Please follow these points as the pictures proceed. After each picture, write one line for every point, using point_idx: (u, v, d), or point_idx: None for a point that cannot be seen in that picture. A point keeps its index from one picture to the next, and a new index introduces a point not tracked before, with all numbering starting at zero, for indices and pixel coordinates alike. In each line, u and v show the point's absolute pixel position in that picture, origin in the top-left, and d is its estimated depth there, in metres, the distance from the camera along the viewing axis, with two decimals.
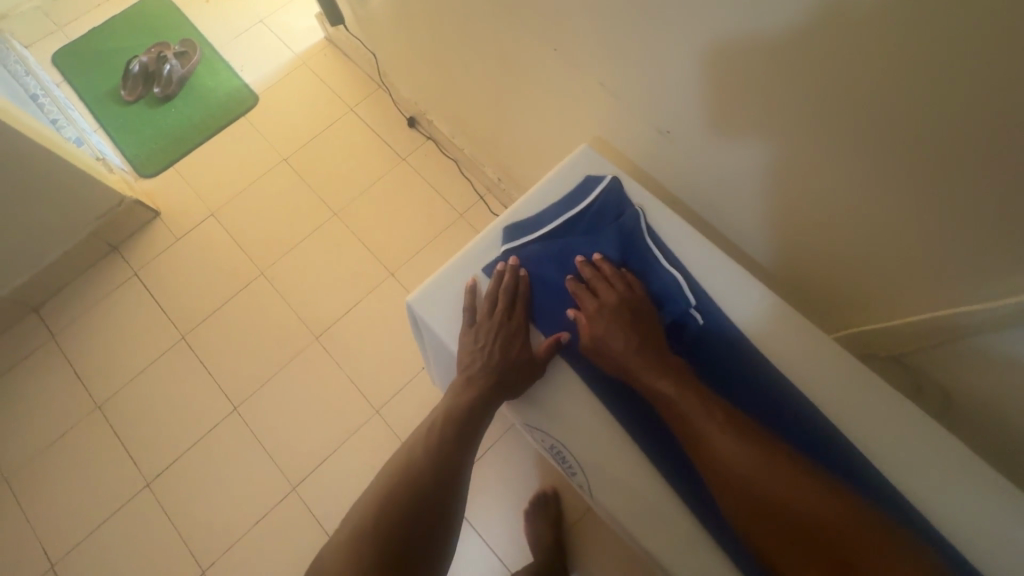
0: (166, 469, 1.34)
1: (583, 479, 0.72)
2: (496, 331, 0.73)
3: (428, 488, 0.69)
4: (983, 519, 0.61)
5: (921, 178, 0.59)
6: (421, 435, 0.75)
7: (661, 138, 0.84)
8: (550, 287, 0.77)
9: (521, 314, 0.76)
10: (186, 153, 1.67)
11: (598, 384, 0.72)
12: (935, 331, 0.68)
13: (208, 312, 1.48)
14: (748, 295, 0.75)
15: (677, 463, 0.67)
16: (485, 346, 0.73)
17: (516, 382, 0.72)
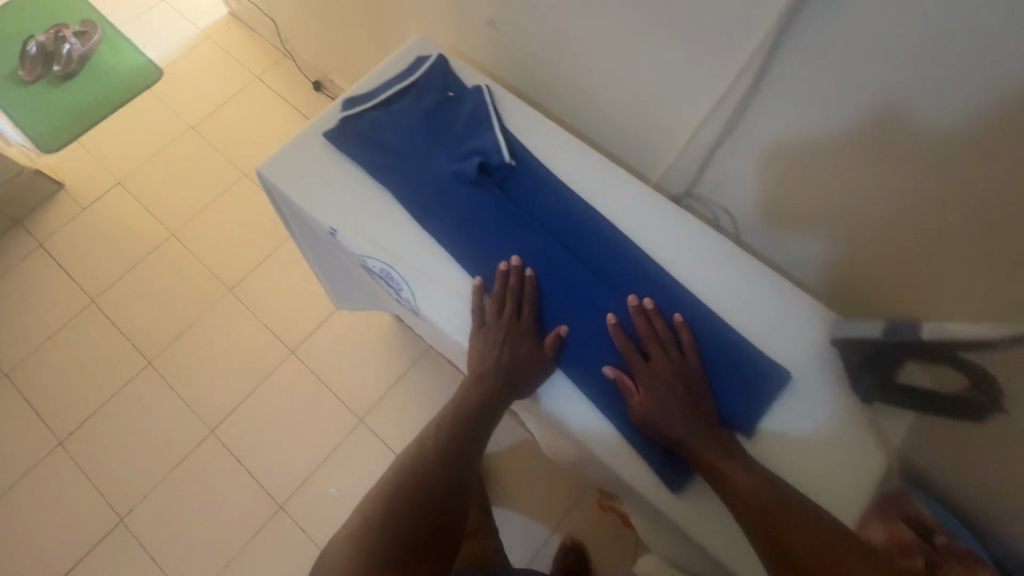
0: (79, 427, 1.34)
1: (408, 294, 0.69)
2: (512, 336, 0.65)
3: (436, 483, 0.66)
4: (767, 308, 0.67)
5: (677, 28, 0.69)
6: (432, 430, 0.72)
7: (488, 30, 0.89)
8: (420, 147, 0.71)
9: (529, 313, 0.66)
10: (89, 127, 1.68)
11: (443, 226, 0.69)
12: (706, 152, 0.79)
13: (118, 276, 1.49)
14: (566, 147, 0.74)
15: (508, 292, 0.66)
16: (495, 348, 0.65)
17: (527, 380, 0.64)
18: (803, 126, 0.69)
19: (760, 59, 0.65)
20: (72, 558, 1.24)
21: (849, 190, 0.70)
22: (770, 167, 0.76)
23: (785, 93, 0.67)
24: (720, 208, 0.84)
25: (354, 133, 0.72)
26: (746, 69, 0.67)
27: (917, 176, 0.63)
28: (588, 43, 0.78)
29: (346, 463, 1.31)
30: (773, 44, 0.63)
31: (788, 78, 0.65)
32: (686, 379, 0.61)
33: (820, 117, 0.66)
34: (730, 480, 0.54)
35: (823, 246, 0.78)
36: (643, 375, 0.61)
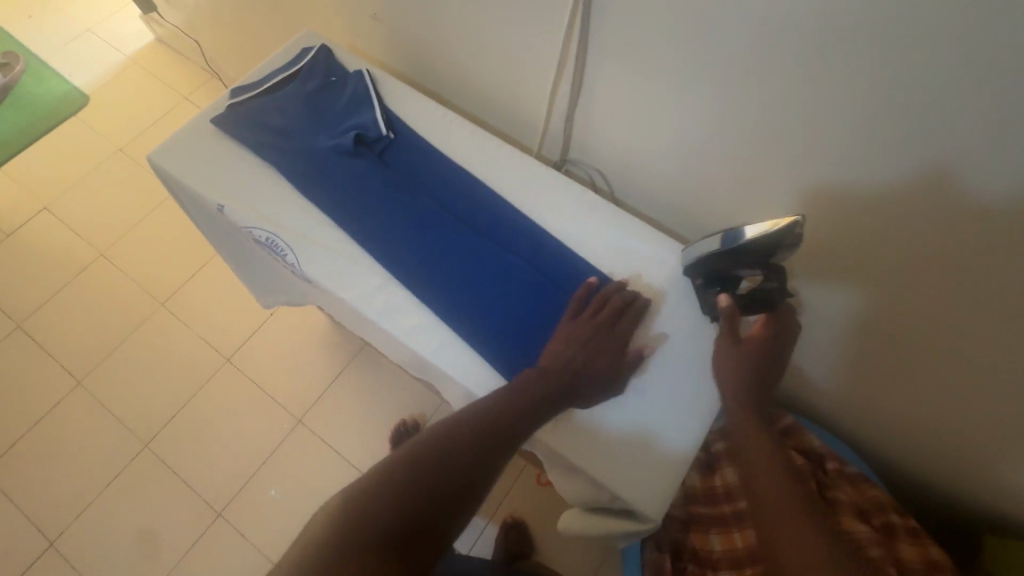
0: (4, 454, 1.31)
1: (292, 258, 0.71)
2: (595, 337, 0.64)
3: (462, 484, 0.51)
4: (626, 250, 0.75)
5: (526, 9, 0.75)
6: (474, 407, 0.58)
7: (375, 24, 0.95)
8: (303, 125, 0.76)
9: (618, 331, 0.66)
10: (12, 155, 1.67)
11: (323, 195, 0.72)
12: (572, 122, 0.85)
13: (45, 299, 1.48)
14: (441, 120, 0.81)
15: (386, 251, 0.70)
16: (575, 348, 0.63)
17: (587, 389, 0.62)
18: (632, 85, 0.74)
19: (579, 27, 0.71)
20: None
21: (685, 140, 0.76)
22: (628, 132, 0.81)
23: (608, 56, 0.73)
24: (596, 172, 0.90)
25: (240, 116, 0.76)
26: (572, 35, 0.73)
27: (727, 123, 0.70)
28: (456, 27, 0.85)
29: (285, 465, 1.31)
30: (582, 11, 0.69)
31: (605, 42, 0.72)
32: (781, 357, 0.65)
33: (641, 75, 0.72)
34: (775, 479, 0.57)
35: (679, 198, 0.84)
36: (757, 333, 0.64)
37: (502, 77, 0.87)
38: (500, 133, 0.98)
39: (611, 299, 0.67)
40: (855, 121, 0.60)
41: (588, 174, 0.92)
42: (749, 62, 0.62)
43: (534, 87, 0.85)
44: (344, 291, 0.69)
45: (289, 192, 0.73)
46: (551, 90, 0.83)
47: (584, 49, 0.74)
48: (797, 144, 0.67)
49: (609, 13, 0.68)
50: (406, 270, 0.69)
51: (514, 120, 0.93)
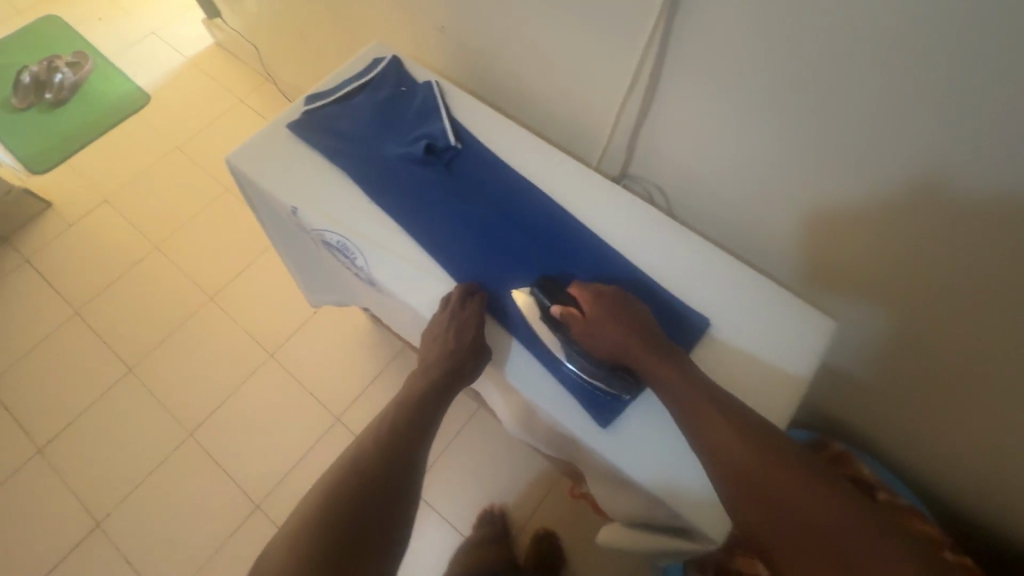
0: (58, 435, 1.37)
1: (361, 262, 0.73)
2: (455, 319, 0.68)
3: (380, 484, 0.57)
4: (688, 268, 0.75)
5: (597, 29, 0.76)
6: (381, 421, 0.65)
7: (442, 37, 0.98)
8: (374, 134, 0.78)
9: (471, 305, 0.69)
10: (77, 149, 1.75)
11: (393, 202, 0.74)
12: (634, 139, 0.86)
13: (101, 288, 1.54)
14: (508, 133, 0.82)
15: (452, 259, 0.72)
16: (439, 332, 0.68)
17: (474, 363, 0.67)
18: (704, 105, 0.74)
19: (655, 46, 0.71)
20: (46, 564, 1.24)
21: (751, 162, 0.76)
22: (691, 151, 0.81)
23: (682, 76, 0.72)
24: (655, 188, 0.91)
25: (314, 123, 0.80)
26: (646, 53, 0.73)
27: (803, 148, 0.69)
28: (524, 41, 0.86)
29: (323, 461, 1.33)
30: (661, 32, 0.69)
31: (680, 63, 0.71)
32: (619, 304, 0.65)
33: (715, 96, 0.72)
34: (719, 434, 0.56)
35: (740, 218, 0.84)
36: (588, 306, 0.65)
37: (565, 91, 0.89)
38: (557, 145, 1.00)
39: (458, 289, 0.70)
40: (945, 153, 0.58)
41: (648, 189, 0.92)
42: (834, 89, 0.61)
43: (596, 103, 0.86)
44: (409, 297, 0.71)
45: (359, 196, 0.76)
46: (615, 107, 0.83)
47: (657, 68, 0.74)
48: (877, 173, 0.65)
49: (683, 35, 0.69)
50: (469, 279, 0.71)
51: (573, 133, 0.94)
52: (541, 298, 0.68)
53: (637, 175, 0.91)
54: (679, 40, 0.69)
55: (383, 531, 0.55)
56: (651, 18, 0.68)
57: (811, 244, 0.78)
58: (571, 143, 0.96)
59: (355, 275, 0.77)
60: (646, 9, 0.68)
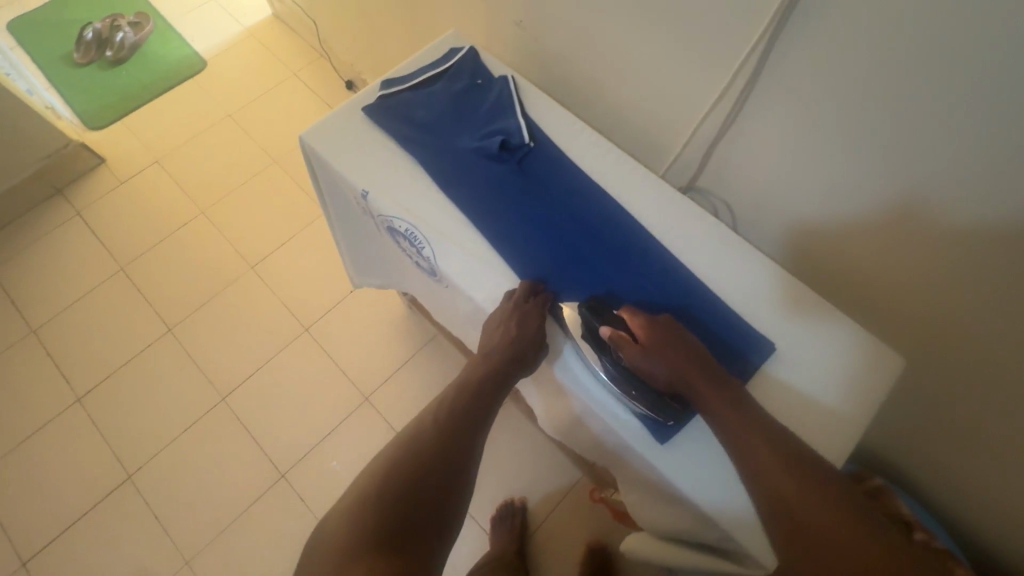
0: (97, 386, 1.41)
1: (427, 252, 0.73)
2: (518, 310, 0.68)
3: (438, 464, 0.59)
4: (757, 289, 0.72)
5: (685, 39, 0.74)
6: (438, 403, 0.67)
7: (517, 30, 0.97)
8: (449, 125, 0.78)
9: (535, 300, 0.69)
10: (132, 109, 1.78)
11: (464, 195, 0.74)
12: (705, 152, 0.84)
13: (147, 248, 1.57)
14: (581, 135, 0.81)
15: (519, 259, 0.72)
16: (501, 322, 0.68)
17: (532, 355, 0.68)
18: (795, 126, 0.72)
19: (752, 62, 0.69)
20: (79, 510, 1.29)
21: (830, 187, 0.74)
22: (765, 170, 0.79)
23: (776, 94, 0.71)
24: (720, 202, 0.89)
25: (390, 108, 0.80)
26: (741, 68, 0.71)
27: (895, 182, 0.66)
28: (607, 44, 0.85)
29: (349, 439, 1.36)
30: (762, 48, 0.67)
31: (777, 81, 0.69)
32: (672, 330, 0.64)
33: (809, 118, 0.69)
34: (761, 464, 0.54)
35: (809, 242, 0.82)
36: (640, 332, 0.64)
37: (639, 98, 0.87)
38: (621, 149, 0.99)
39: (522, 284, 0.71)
40: None
41: (714, 204, 0.90)
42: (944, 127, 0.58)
43: (671, 113, 0.84)
44: (475, 292, 0.71)
45: (430, 187, 0.76)
46: (690, 117, 0.82)
47: (750, 84, 0.72)
48: (972, 218, 0.62)
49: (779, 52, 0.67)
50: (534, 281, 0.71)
51: (641, 139, 0.93)
52: (591, 321, 0.67)
53: (703, 188, 0.90)
54: (780, 58, 0.67)
55: (441, 510, 0.57)
56: (754, 33, 0.67)
57: (882, 280, 0.76)
58: (636, 148, 0.95)
59: (417, 263, 0.77)
60: (749, 23, 0.66)
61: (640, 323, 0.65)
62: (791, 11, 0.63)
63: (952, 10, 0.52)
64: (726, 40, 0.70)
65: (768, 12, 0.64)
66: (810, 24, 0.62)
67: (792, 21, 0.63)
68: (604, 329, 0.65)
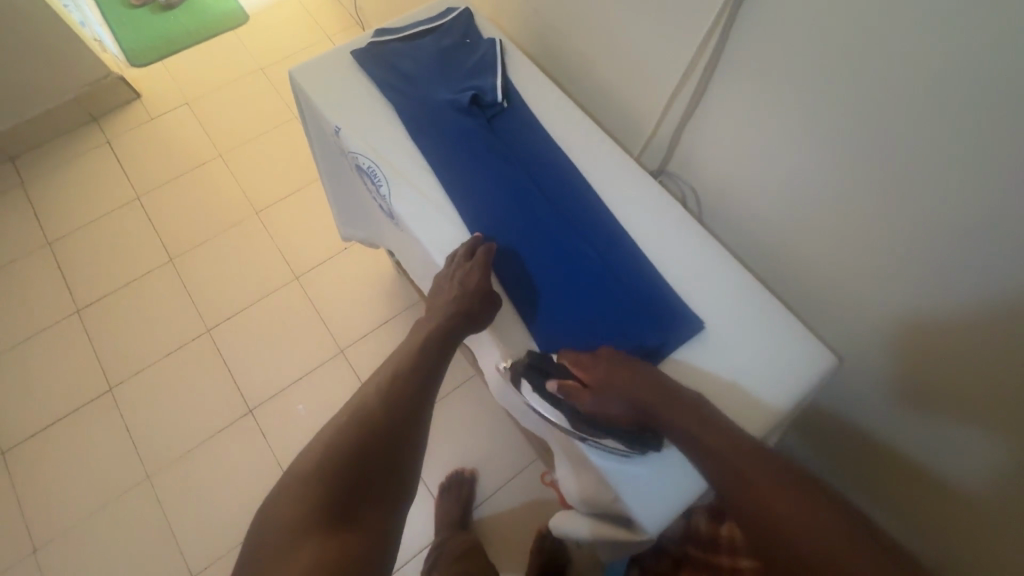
0: (96, 301, 1.49)
1: (385, 189, 0.76)
2: (463, 276, 0.69)
3: (389, 433, 0.62)
4: (701, 271, 0.74)
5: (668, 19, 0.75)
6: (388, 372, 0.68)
7: (520, 2, 0.99)
8: (428, 76, 0.81)
9: (480, 259, 0.70)
10: (174, 52, 1.88)
11: (429, 141, 0.77)
12: (679, 138, 0.85)
13: (164, 181, 1.66)
14: (556, 103, 0.83)
15: (471, 208, 0.74)
16: (448, 288, 0.69)
17: (478, 314, 0.69)
18: (754, 106, 0.72)
19: (716, 37, 0.70)
20: (60, 411, 1.36)
21: (789, 181, 0.74)
22: (731, 161, 0.80)
23: (740, 76, 0.71)
24: (690, 192, 0.90)
25: (376, 53, 0.83)
26: (707, 44, 0.72)
27: (842, 170, 0.67)
28: (594, 16, 0.87)
29: (319, 387, 1.39)
30: (725, 22, 0.68)
31: (739, 58, 0.70)
32: (615, 361, 0.64)
33: (765, 98, 0.70)
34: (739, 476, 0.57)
35: (768, 235, 0.82)
36: (588, 373, 0.63)
37: (625, 78, 0.89)
38: (606, 131, 1.00)
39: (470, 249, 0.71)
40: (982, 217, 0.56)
41: (683, 190, 0.91)
42: (885, 110, 0.59)
43: (652, 95, 0.85)
44: (421, 232, 0.74)
45: (399, 130, 0.78)
46: (667, 100, 0.83)
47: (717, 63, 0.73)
48: (912, 219, 0.62)
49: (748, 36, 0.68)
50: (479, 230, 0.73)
51: (623, 121, 0.94)
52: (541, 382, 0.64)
53: (676, 175, 0.91)
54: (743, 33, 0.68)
55: (391, 474, 0.60)
56: (718, 6, 0.68)
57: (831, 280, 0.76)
58: (619, 130, 0.96)
59: (378, 200, 0.80)
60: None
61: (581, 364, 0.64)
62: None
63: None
64: (703, 21, 0.71)
65: None
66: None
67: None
68: (551, 383, 0.63)
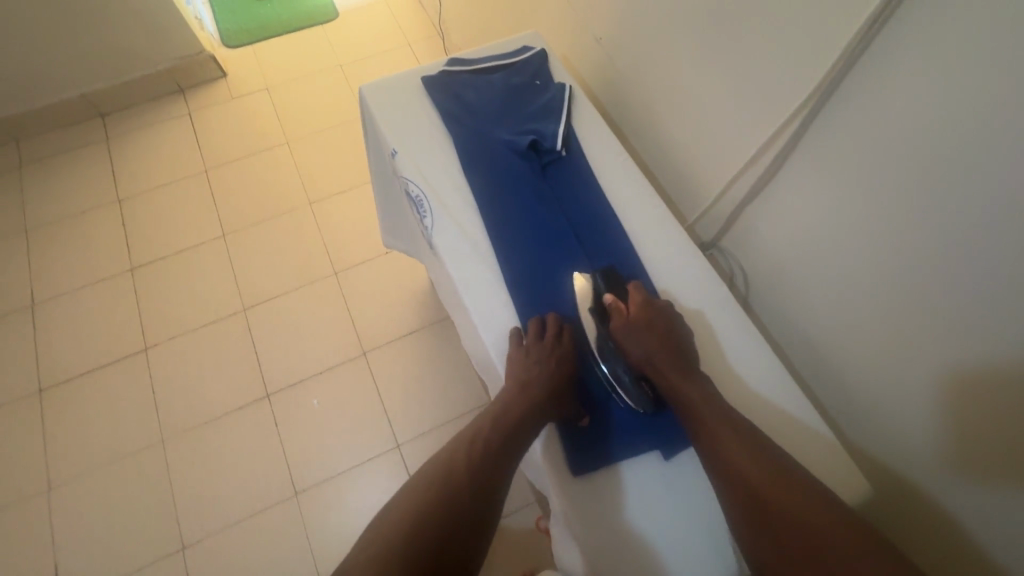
0: (150, 263, 1.57)
1: (427, 220, 0.76)
2: (547, 354, 0.67)
3: (470, 506, 0.57)
4: (734, 358, 0.72)
5: (749, 96, 0.74)
6: (467, 436, 0.64)
7: (597, 48, 0.99)
8: (490, 112, 0.81)
9: (563, 339, 0.69)
10: (264, 38, 1.97)
11: (480, 180, 0.76)
12: (735, 213, 0.83)
13: (231, 159, 1.73)
14: (616, 158, 0.81)
15: (510, 255, 0.73)
16: (533, 365, 0.66)
17: (562, 400, 0.66)
18: (827, 196, 0.69)
19: (798, 120, 0.68)
20: (96, 361, 1.43)
21: (844, 284, 0.71)
22: (781, 251, 0.79)
23: (812, 166, 0.69)
24: (737, 272, 0.88)
25: (444, 81, 0.83)
26: (786, 127, 0.70)
27: (910, 282, 0.62)
28: (672, 75, 0.85)
29: (335, 384, 1.41)
30: (810, 108, 0.66)
31: (818, 143, 0.67)
32: (662, 315, 0.68)
33: (838, 190, 0.67)
34: (722, 444, 0.58)
35: (816, 333, 0.78)
36: (634, 308, 0.68)
37: (691, 142, 0.87)
38: (661, 190, 0.98)
39: (551, 325, 0.70)
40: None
41: (731, 267, 0.89)
42: (965, 235, 0.55)
43: (716, 165, 0.84)
44: (454, 271, 0.73)
45: (453, 165, 0.78)
46: (732, 175, 0.81)
47: (790, 149, 0.71)
48: (971, 358, 0.58)
49: (827, 130, 0.66)
50: (535, 316, 0.71)
51: (681, 185, 0.92)
52: (597, 284, 0.71)
53: (726, 250, 0.89)
54: (827, 119, 0.65)
55: (469, 550, 0.55)
56: (807, 90, 0.66)
57: (872, 396, 0.72)
58: (677, 191, 0.94)
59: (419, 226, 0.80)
60: (803, 83, 0.66)
61: (631, 300, 0.69)
62: (845, 78, 0.62)
63: (990, 111, 0.49)
64: (786, 106, 0.69)
65: (817, 79, 0.64)
66: (862, 93, 0.60)
67: (843, 88, 0.62)
68: (609, 294, 0.69)
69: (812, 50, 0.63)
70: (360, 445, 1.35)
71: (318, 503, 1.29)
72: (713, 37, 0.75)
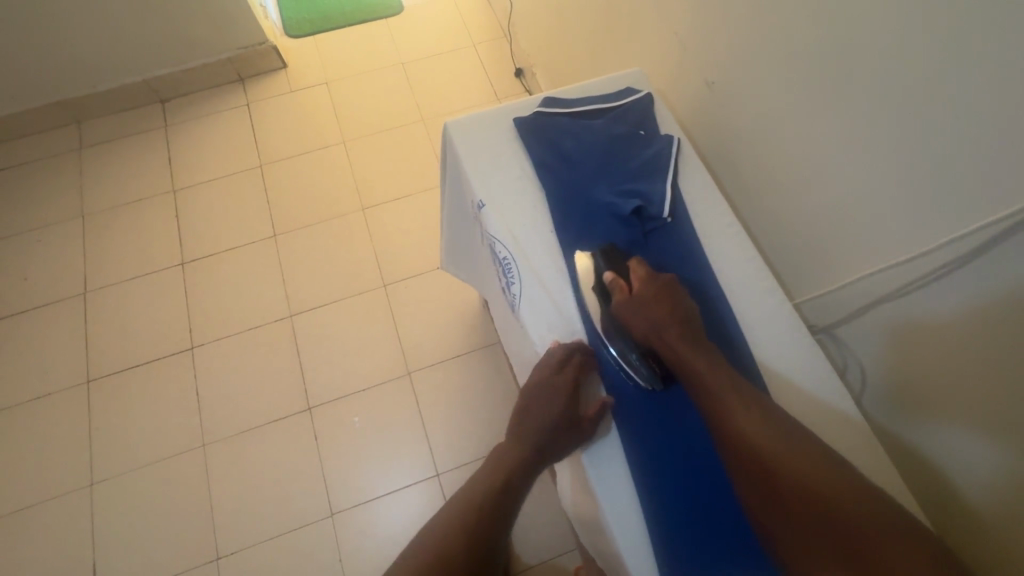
0: (201, 258, 1.55)
1: (516, 287, 0.72)
2: (554, 383, 0.65)
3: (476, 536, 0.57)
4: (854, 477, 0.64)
5: (903, 188, 0.65)
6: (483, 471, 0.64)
7: (706, 92, 0.92)
8: (590, 167, 0.74)
9: (573, 364, 0.66)
10: (326, 30, 1.91)
11: (576, 248, 0.71)
12: (858, 301, 0.76)
13: (286, 156, 1.69)
14: (728, 234, 0.75)
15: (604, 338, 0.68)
16: (541, 397, 0.65)
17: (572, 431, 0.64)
18: (989, 326, 0.60)
19: (981, 235, 0.58)
20: (142, 357, 1.43)
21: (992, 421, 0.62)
22: (914, 358, 0.70)
23: (982, 288, 0.60)
24: (851, 364, 0.80)
25: (540, 127, 0.76)
26: (957, 241, 0.61)
27: None
28: (802, 142, 0.77)
29: (377, 403, 1.38)
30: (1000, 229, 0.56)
31: (999, 270, 0.58)
32: (669, 291, 0.65)
33: (997, 326, 0.59)
34: (747, 429, 0.56)
35: (947, 464, 0.69)
36: (638, 284, 0.66)
37: (814, 213, 0.79)
38: (764, 252, 0.91)
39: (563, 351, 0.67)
40: None
41: (846, 360, 0.81)
42: None
43: (842, 244, 0.77)
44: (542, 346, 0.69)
45: (546, 224, 0.73)
46: (864, 269, 0.74)
47: (958, 264, 0.61)
48: None
49: (1012, 257, 0.56)
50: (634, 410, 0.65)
51: (793, 256, 0.86)
52: (603, 262, 0.68)
53: (841, 338, 0.81)
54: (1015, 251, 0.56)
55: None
56: (999, 209, 0.56)
57: (1002, 546, 0.64)
58: (788, 255, 0.87)
59: (503, 285, 0.76)
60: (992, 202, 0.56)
61: (635, 274, 0.67)
62: None
63: None
64: (957, 209, 0.60)
65: (1016, 202, 0.54)
66: None
67: None
68: (607, 273, 0.67)
69: (1008, 168, 0.54)
70: (399, 469, 1.31)
71: (353, 526, 1.26)
72: (867, 117, 0.67)
